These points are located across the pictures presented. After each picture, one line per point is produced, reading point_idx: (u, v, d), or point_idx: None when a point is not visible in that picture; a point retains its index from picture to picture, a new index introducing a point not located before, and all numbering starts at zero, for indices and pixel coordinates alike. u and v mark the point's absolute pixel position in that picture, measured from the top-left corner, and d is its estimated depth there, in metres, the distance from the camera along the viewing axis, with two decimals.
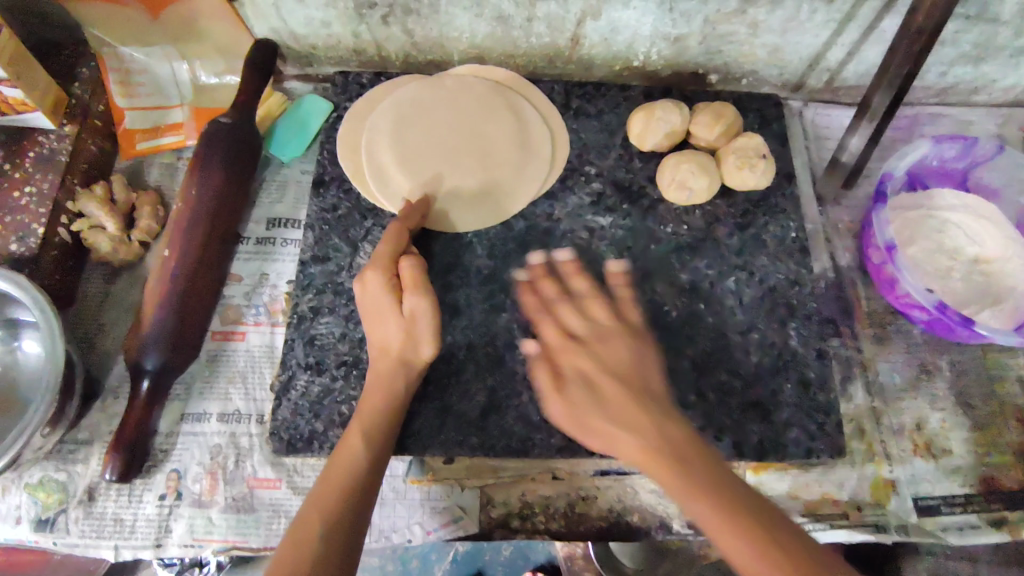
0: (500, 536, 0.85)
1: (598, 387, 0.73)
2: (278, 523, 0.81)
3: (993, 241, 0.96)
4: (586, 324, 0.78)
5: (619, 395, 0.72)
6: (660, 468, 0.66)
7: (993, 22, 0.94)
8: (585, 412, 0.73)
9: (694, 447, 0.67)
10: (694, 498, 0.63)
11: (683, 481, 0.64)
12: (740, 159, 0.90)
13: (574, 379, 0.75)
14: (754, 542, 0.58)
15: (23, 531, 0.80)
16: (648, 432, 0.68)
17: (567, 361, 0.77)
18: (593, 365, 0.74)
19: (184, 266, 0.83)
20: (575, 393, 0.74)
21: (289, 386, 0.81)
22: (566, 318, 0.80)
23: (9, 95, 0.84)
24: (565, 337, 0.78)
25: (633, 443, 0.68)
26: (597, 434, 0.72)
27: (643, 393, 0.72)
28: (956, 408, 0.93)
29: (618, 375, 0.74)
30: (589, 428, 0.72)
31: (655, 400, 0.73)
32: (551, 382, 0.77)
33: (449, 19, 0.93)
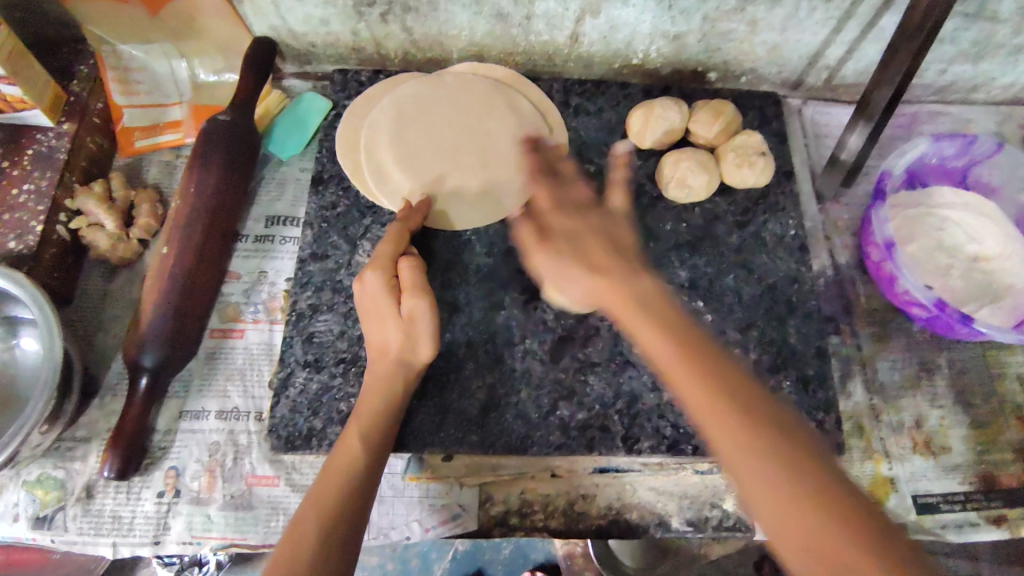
0: (499, 533, 0.85)
1: (590, 252, 0.70)
2: (277, 520, 0.81)
3: (992, 239, 0.96)
4: (575, 199, 0.78)
5: (605, 256, 0.69)
6: (644, 326, 0.62)
7: (992, 20, 0.94)
8: (563, 260, 0.72)
9: (706, 351, 0.59)
10: (685, 376, 0.57)
11: (677, 359, 0.58)
12: (740, 157, 0.91)
13: (559, 236, 0.74)
14: (748, 439, 0.53)
15: (21, 528, 0.79)
16: (626, 283, 0.66)
17: (553, 222, 0.76)
18: (571, 221, 0.74)
19: (182, 264, 0.83)
20: (558, 246, 0.73)
21: (287, 384, 0.81)
22: (563, 194, 0.79)
23: (8, 92, 0.84)
24: (557, 205, 0.77)
25: (625, 300, 0.65)
26: (580, 291, 0.70)
27: (627, 255, 0.70)
28: (956, 406, 0.93)
29: (600, 232, 0.73)
30: (568, 278, 0.71)
31: (632, 254, 0.71)
32: (535, 236, 0.77)
33: (448, 16, 0.93)
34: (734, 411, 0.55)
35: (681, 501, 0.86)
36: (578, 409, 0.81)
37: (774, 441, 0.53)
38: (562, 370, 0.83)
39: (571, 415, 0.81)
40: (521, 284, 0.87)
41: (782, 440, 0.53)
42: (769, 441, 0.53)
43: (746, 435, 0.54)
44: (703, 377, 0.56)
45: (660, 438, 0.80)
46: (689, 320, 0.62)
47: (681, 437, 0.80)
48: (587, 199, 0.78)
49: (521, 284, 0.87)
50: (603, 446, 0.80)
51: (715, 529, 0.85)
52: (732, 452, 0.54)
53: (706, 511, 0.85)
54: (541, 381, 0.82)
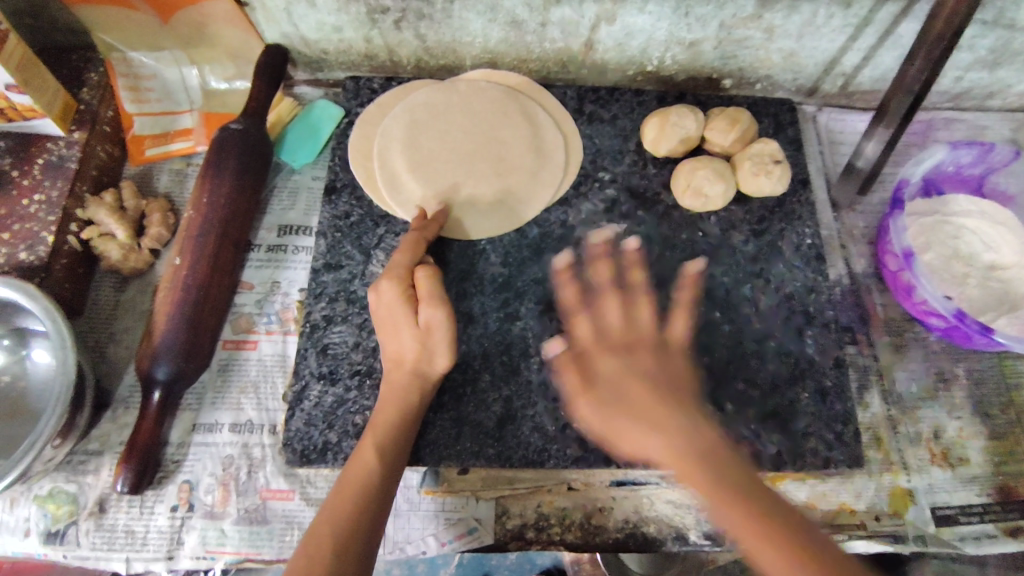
0: (516, 547, 0.84)
1: (627, 389, 0.69)
2: (292, 535, 0.80)
3: (1009, 247, 0.95)
4: (618, 327, 0.73)
5: (648, 401, 0.67)
6: (628, 414, 0.67)
7: (1010, 28, 0.94)
8: (614, 420, 0.68)
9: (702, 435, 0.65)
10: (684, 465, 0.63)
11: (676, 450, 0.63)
12: (757, 166, 0.90)
13: (606, 384, 0.70)
14: (748, 514, 0.58)
15: (33, 543, 0.79)
16: (672, 429, 0.65)
17: (597, 364, 0.72)
18: (618, 363, 0.71)
19: (196, 275, 0.82)
20: (605, 394, 0.70)
21: (302, 397, 0.80)
22: (602, 316, 0.75)
23: (19, 102, 0.83)
24: (599, 340, 0.73)
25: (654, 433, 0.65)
26: (631, 447, 0.67)
27: (677, 393, 0.69)
28: (973, 416, 0.93)
29: (655, 380, 0.69)
30: (620, 434, 0.68)
31: (680, 393, 0.69)
32: (579, 380, 0.72)
33: (463, 24, 0.92)
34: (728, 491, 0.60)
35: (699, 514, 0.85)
36: None
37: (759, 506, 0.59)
38: None
39: None
40: (537, 295, 0.86)
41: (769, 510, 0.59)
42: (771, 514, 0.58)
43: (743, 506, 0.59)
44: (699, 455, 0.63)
45: None
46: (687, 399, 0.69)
47: None
48: (646, 326, 0.73)
49: (536, 295, 0.86)
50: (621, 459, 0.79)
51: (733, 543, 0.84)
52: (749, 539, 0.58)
53: None
54: (558, 394, 0.81)
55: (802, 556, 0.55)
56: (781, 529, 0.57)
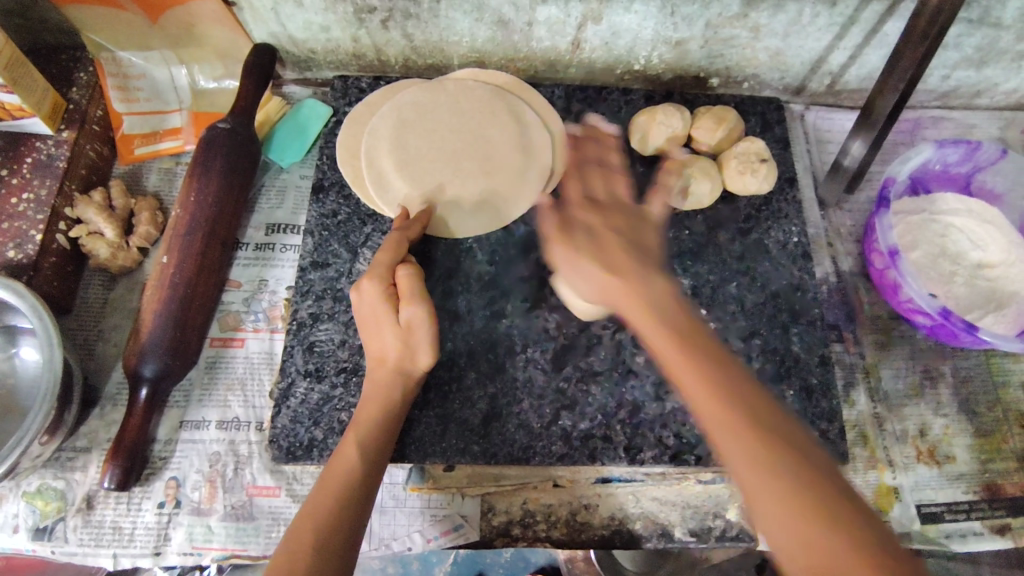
0: (502, 544, 0.85)
1: (602, 242, 0.72)
2: (277, 531, 0.81)
3: (996, 246, 0.95)
4: (604, 197, 0.78)
5: (616, 246, 0.71)
6: (647, 321, 0.64)
7: (996, 26, 0.94)
8: (580, 259, 0.72)
9: (716, 351, 0.60)
10: (690, 374, 0.58)
11: (695, 364, 0.58)
12: (742, 164, 0.90)
13: (582, 232, 0.75)
14: (739, 422, 0.54)
15: (21, 539, 0.79)
16: (637, 280, 0.67)
17: (578, 217, 0.76)
18: (603, 225, 0.74)
19: (182, 273, 0.83)
20: (581, 242, 0.73)
21: (288, 394, 0.81)
22: (592, 188, 0.80)
23: (7, 101, 0.83)
24: (586, 200, 0.78)
25: (621, 283, 0.67)
26: (592, 287, 0.71)
27: (646, 253, 0.71)
28: (960, 414, 0.93)
29: (625, 233, 0.73)
30: (590, 278, 0.71)
31: (650, 252, 0.72)
32: (558, 232, 0.76)
33: (450, 23, 0.92)
34: (735, 403, 0.55)
35: (684, 511, 0.85)
36: (581, 418, 0.81)
37: (748, 413, 0.55)
38: (564, 380, 0.82)
39: (573, 425, 0.80)
40: (523, 293, 0.86)
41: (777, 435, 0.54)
42: (779, 441, 0.53)
43: (747, 425, 0.54)
44: (711, 365, 0.58)
45: (664, 448, 0.80)
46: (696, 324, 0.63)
47: (684, 447, 0.80)
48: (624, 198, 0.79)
49: (522, 293, 0.86)
50: (605, 456, 0.79)
51: (718, 539, 0.84)
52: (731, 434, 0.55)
53: (709, 522, 0.85)
54: (543, 391, 0.82)
55: (783, 459, 0.52)
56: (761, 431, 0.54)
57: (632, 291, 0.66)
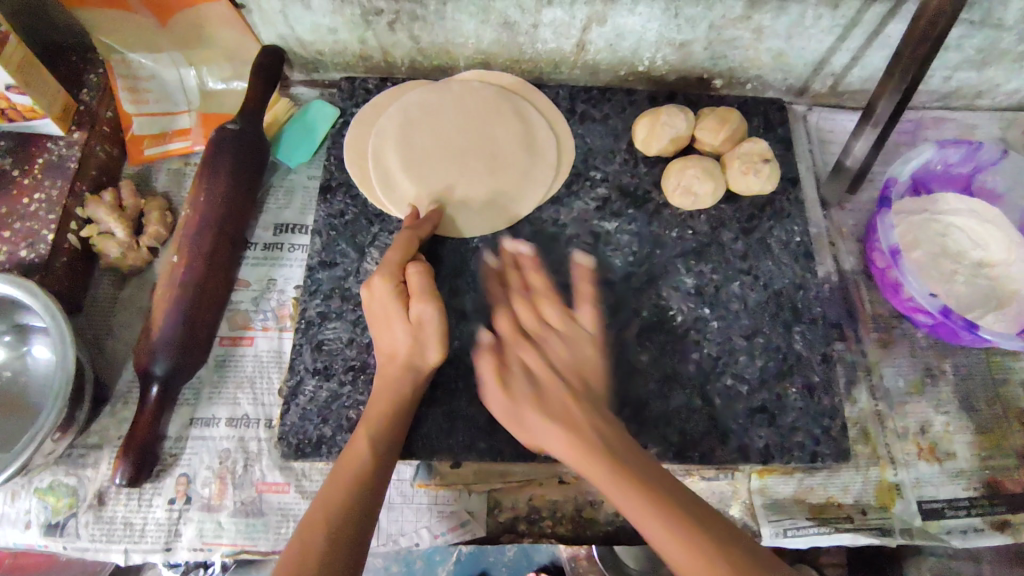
0: (507, 540, 0.87)
1: (543, 389, 0.75)
2: (287, 527, 0.82)
3: (997, 245, 0.96)
4: (550, 323, 0.80)
5: (555, 393, 0.74)
6: (601, 463, 0.68)
7: (998, 27, 0.95)
8: (527, 415, 0.74)
9: (683, 498, 0.64)
10: (668, 538, 0.61)
11: (671, 527, 0.61)
12: (746, 164, 0.91)
13: (519, 372, 0.77)
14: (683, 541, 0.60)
15: (33, 535, 0.81)
16: (587, 431, 0.70)
17: (514, 353, 0.79)
18: (543, 365, 0.77)
19: (192, 272, 0.84)
20: (519, 387, 0.76)
21: (297, 391, 0.82)
22: (523, 314, 0.82)
23: (19, 102, 0.84)
24: (523, 333, 0.80)
25: (574, 443, 0.70)
26: (533, 434, 0.74)
27: (587, 395, 0.75)
28: (961, 411, 0.94)
29: (564, 368, 0.77)
30: (539, 430, 0.73)
31: (590, 394, 0.76)
32: (497, 372, 0.78)
33: (456, 25, 0.93)
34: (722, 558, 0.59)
35: None
36: None
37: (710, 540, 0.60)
38: None
39: None
40: None
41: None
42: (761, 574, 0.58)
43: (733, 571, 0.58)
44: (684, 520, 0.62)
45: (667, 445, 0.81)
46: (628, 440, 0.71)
47: (687, 445, 0.81)
48: (555, 322, 0.81)
49: None
50: None
51: None
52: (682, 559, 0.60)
53: None
54: None
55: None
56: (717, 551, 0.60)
57: (602, 462, 0.67)
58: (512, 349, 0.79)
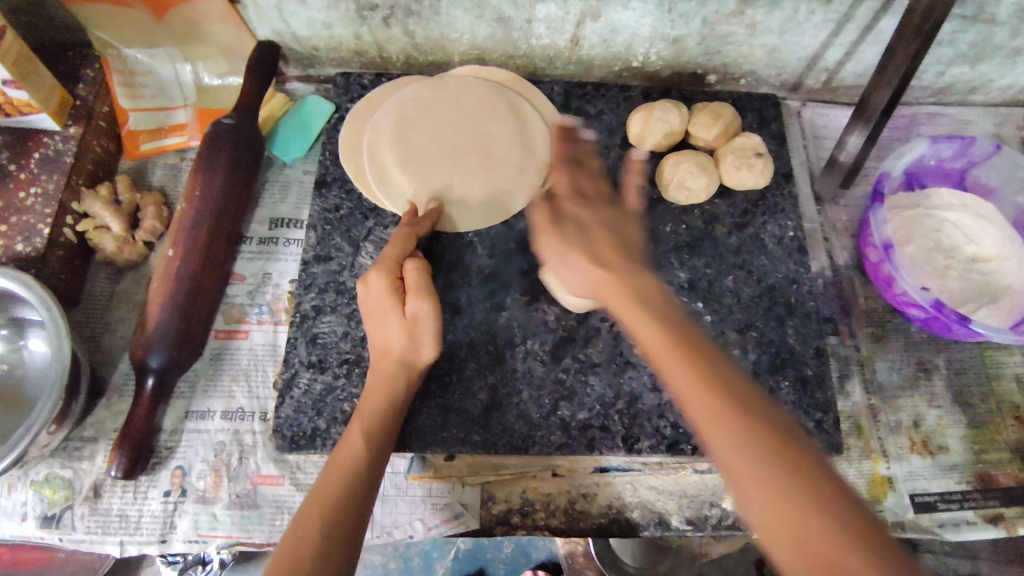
0: (501, 532, 0.86)
1: (592, 237, 0.71)
2: (282, 519, 0.82)
3: (990, 240, 0.96)
4: (594, 190, 0.78)
5: (603, 241, 0.70)
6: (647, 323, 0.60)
7: (990, 22, 0.95)
8: (569, 253, 0.71)
9: (743, 385, 0.55)
10: (714, 431, 0.53)
11: (711, 392, 0.54)
12: (739, 159, 0.91)
13: (569, 224, 0.74)
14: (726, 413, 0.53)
15: (29, 527, 0.81)
16: (634, 300, 0.63)
17: (566, 210, 0.76)
18: (590, 216, 0.74)
19: (188, 266, 0.84)
20: (568, 234, 0.73)
21: (292, 384, 0.82)
22: (580, 181, 0.80)
23: (15, 97, 0.85)
24: (578, 192, 0.78)
25: (631, 310, 0.62)
26: (575, 278, 0.71)
27: (632, 251, 0.70)
28: (953, 406, 0.94)
29: (615, 228, 0.72)
30: (585, 279, 0.69)
31: (635, 245, 0.71)
32: (545, 222, 0.76)
33: (450, 20, 0.93)
34: (776, 457, 0.50)
35: (681, 501, 0.87)
36: (579, 408, 0.82)
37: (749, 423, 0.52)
38: (563, 371, 0.84)
39: (572, 415, 0.82)
40: (522, 286, 0.88)
41: (817, 486, 0.49)
42: (819, 480, 0.49)
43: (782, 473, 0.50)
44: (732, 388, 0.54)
45: (660, 438, 0.81)
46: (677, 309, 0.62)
47: (680, 437, 0.82)
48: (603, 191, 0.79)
49: (522, 286, 0.88)
50: (603, 445, 0.81)
51: (714, 528, 0.86)
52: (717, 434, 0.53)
53: (705, 510, 0.86)
54: (542, 381, 0.83)
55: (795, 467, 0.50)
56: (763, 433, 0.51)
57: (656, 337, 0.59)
58: (567, 216, 0.75)
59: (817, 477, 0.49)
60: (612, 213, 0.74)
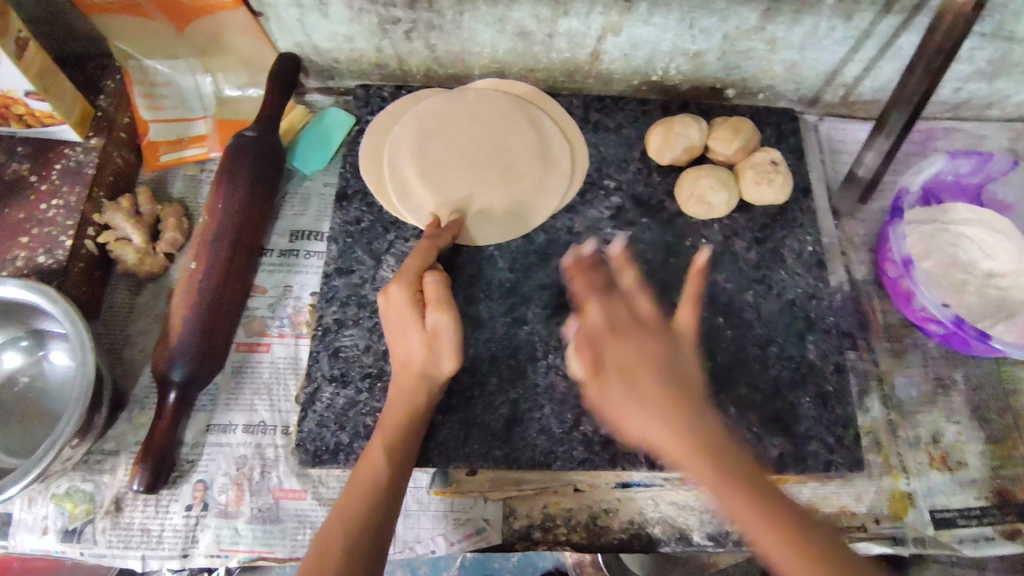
0: (523, 547, 0.87)
1: (637, 378, 0.71)
2: (304, 534, 0.82)
3: (1007, 255, 0.96)
4: (629, 319, 0.76)
5: (653, 388, 0.70)
6: (623, 386, 0.72)
7: (1008, 40, 0.96)
8: (619, 406, 0.72)
9: (718, 443, 0.67)
10: (682, 452, 0.66)
11: (688, 445, 0.66)
12: (759, 174, 0.91)
13: (618, 381, 0.73)
14: (701, 463, 0.65)
15: (50, 541, 0.81)
16: (656, 384, 0.71)
17: (609, 361, 0.75)
18: (645, 374, 0.71)
19: (210, 278, 0.84)
20: (614, 386, 0.73)
21: (314, 398, 0.82)
22: (616, 309, 0.78)
23: (37, 109, 0.85)
24: (612, 330, 0.76)
25: (665, 427, 0.68)
26: (635, 428, 0.70)
27: (682, 386, 0.71)
28: (972, 421, 0.94)
29: (666, 372, 0.72)
30: (625, 421, 0.71)
31: (685, 381, 0.72)
32: (590, 369, 0.76)
33: (472, 34, 0.94)
34: (756, 508, 0.62)
35: (702, 516, 0.87)
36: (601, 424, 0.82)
37: (733, 474, 0.64)
38: None
39: (595, 430, 0.82)
40: (544, 300, 0.88)
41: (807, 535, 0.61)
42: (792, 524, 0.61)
43: (769, 514, 0.62)
44: (699, 444, 0.66)
45: None
46: (672, 364, 0.73)
47: None
48: (650, 318, 0.77)
49: (543, 300, 0.88)
50: (626, 461, 0.80)
51: (736, 544, 0.86)
52: (699, 471, 0.65)
53: (727, 526, 0.86)
54: (564, 397, 0.83)
55: (768, 508, 0.62)
56: (738, 486, 0.64)
57: (648, 406, 0.70)
58: (608, 368, 0.74)
59: (782, 509, 0.62)
60: (653, 343, 0.74)
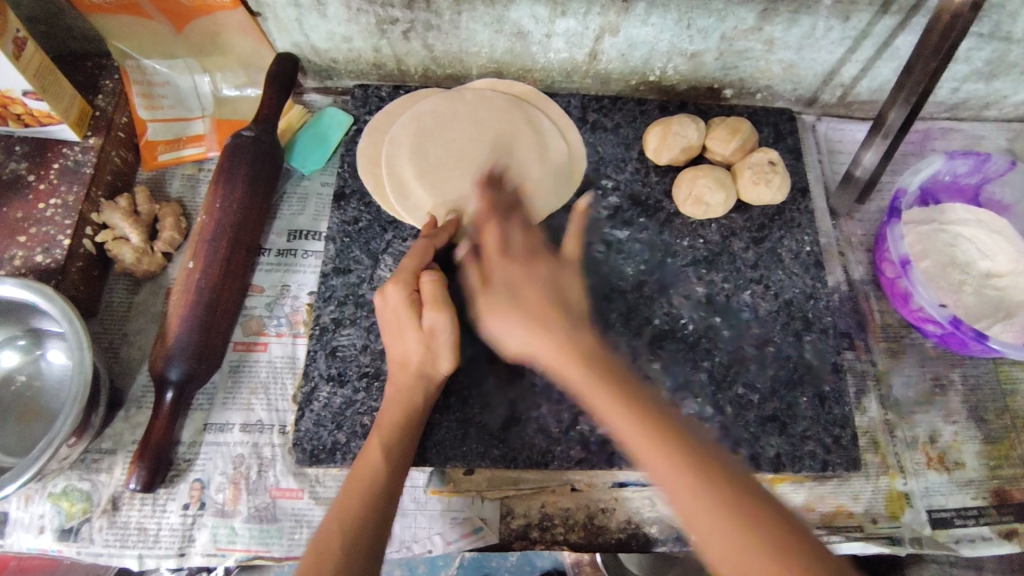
0: (521, 547, 0.87)
1: (518, 287, 0.73)
2: (300, 533, 0.83)
3: (1004, 255, 0.96)
4: (520, 241, 0.77)
5: (537, 297, 0.72)
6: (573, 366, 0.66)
7: (1005, 40, 0.96)
8: (501, 314, 0.73)
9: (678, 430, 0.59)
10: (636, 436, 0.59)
11: (639, 425, 0.60)
12: (757, 175, 0.91)
13: (498, 270, 0.75)
14: (649, 437, 0.59)
15: (46, 540, 0.81)
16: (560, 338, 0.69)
17: (496, 272, 0.75)
18: (515, 267, 0.74)
19: (207, 278, 0.84)
20: (496, 293, 0.74)
21: (311, 398, 0.82)
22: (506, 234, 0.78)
23: (35, 108, 0.85)
24: (504, 251, 0.76)
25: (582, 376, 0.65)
26: (516, 343, 0.72)
27: (562, 300, 0.72)
28: (969, 421, 0.94)
29: (540, 286, 0.73)
30: (497, 302, 0.74)
31: (567, 301, 0.73)
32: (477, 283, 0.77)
33: (470, 34, 0.94)
34: (706, 481, 0.56)
35: None
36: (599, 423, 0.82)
37: (680, 449, 0.58)
38: None
39: (592, 429, 0.82)
40: None
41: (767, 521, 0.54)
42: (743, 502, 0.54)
43: (717, 493, 0.55)
44: (658, 425, 0.59)
45: None
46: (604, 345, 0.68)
47: None
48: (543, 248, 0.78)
49: None
50: (623, 461, 0.81)
51: None
52: (644, 448, 0.58)
53: None
54: (562, 396, 0.83)
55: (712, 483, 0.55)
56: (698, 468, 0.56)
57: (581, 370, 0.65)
58: (495, 282, 0.75)
59: (733, 491, 0.55)
60: (539, 264, 0.75)
